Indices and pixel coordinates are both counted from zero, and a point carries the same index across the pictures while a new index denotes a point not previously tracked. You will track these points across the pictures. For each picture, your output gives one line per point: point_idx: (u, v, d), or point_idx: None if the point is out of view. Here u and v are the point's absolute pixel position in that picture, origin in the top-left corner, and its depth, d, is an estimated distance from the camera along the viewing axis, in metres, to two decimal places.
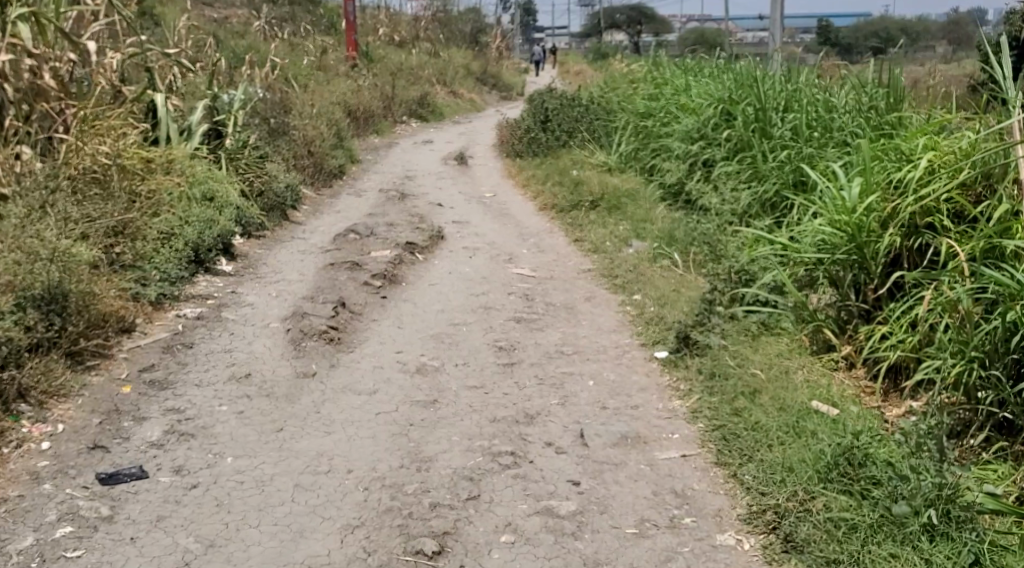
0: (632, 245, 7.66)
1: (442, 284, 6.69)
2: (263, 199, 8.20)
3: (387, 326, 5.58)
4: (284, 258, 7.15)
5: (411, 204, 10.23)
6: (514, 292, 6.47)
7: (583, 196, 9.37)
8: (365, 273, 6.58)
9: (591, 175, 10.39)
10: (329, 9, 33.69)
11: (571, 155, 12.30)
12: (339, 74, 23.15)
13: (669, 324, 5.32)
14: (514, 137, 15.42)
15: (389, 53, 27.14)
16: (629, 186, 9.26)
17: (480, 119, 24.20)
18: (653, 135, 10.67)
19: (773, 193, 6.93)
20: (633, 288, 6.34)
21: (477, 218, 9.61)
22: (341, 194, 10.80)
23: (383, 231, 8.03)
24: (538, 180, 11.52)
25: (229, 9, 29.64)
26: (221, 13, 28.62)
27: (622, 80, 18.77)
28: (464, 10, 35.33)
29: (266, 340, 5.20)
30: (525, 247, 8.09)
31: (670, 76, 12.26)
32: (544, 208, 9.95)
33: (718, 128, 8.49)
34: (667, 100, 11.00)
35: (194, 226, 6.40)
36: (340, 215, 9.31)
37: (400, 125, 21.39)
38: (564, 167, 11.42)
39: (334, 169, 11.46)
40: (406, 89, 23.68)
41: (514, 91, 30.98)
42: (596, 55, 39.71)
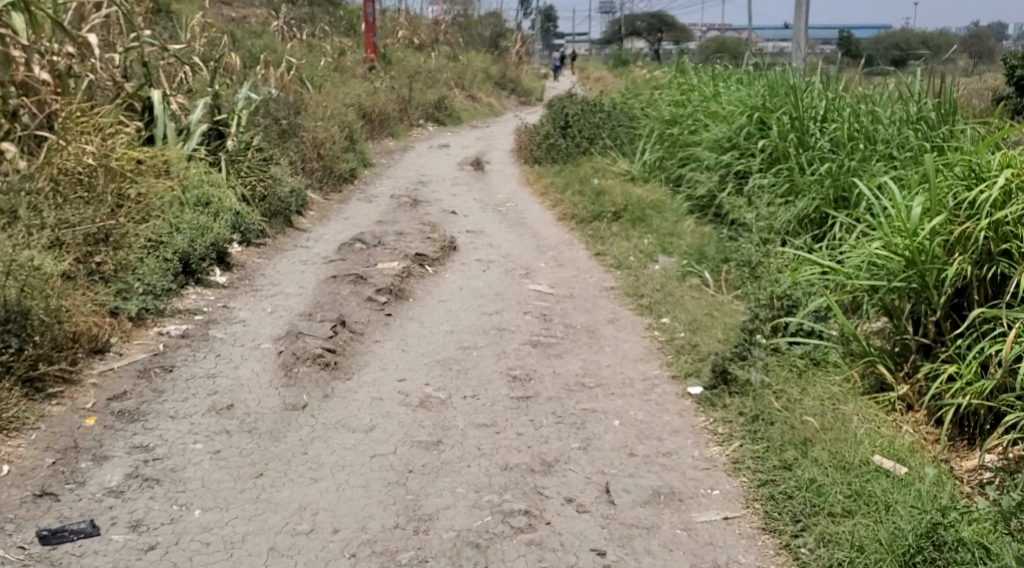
0: (658, 262, 7.12)
1: (453, 301, 6.17)
2: (265, 204, 7.71)
3: (390, 350, 5.06)
4: (284, 269, 6.65)
5: (424, 211, 9.73)
6: (530, 312, 5.95)
7: (605, 207, 8.84)
8: (369, 288, 6.07)
9: (613, 185, 9.85)
10: (349, 11, 33.31)
11: (592, 163, 11.78)
12: (356, 76, 22.72)
13: (704, 356, 4.77)
14: (533, 143, 14.90)
15: (407, 55, 26.71)
16: (654, 197, 8.71)
17: (498, 124, 23.71)
18: (680, 144, 10.10)
19: (813, 208, 6.38)
20: (661, 311, 5.80)
21: (493, 227, 9.10)
22: (350, 199, 10.31)
23: (391, 241, 7.52)
24: (557, 189, 11.00)
25: (248, 9, 29.31)
26: (239, 13, 28.28)
27: (644, 87, 18.25)
28: (485, 14, 34.89)
29: (254, 364, 4.69)
30: (543, 260, 7.57)
31: (697, 82, 11.71)
32: (563, 218, 9.43)
33: (751, 138, 7.94)
34: (694, 107, 10.43)
35: (184, 233, 5.91)
36: (348, 222, 8.81)
37: (417, 129, 20.93)
38: (584, 176, 10.89)
39: (344, 173, 10.97)
40: (423, 91, 23.22)
41: (533, 97, 30.48)
42: (617, 62, 39.19)
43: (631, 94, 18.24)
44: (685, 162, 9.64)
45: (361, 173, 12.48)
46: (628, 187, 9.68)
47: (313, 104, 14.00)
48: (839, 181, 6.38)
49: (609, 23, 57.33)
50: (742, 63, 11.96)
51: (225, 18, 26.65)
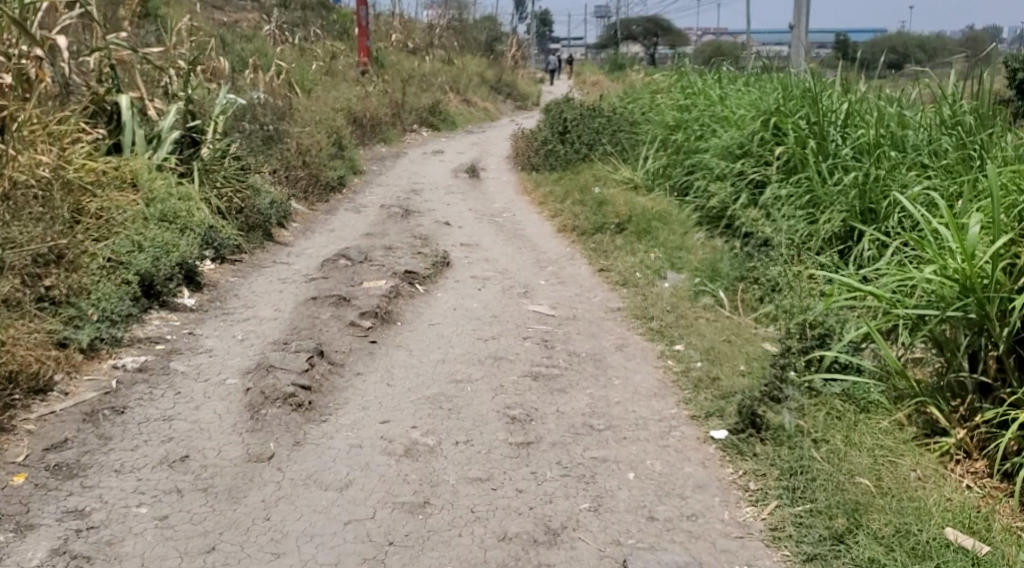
0: (667, 279, 6.58)
1: (445, 325, 5.63)
2: (242, 216, 7.17)
3: (372, 384, 4.52)
4: (260, 288, 6.10)
5: (415, 223, 9.20)
6: (529, 337, 5.41)
7: (607, 218, 8.30)
8: (353, 310, 5.53)
9: (615, 195, 9.31)
10: (342, 14, 32.76)
11: (592, 170, 11.25)
12: (348, 80, 22.18)
13: (727, 393, 4.23)
14: (530, 149, 14.37)
15: (400, 59, 26.17)
16: (660, 207, 8.18)
17: (493, 129, 23.19)
18: (684, 151, 9.57)
19: (838, 223, 5.88)
20: (673, 337, 5.26)
21: (489, 240, 8.56)
22: (337, 210, 9.76)
23: (379, 256, 6.98)
24: (555, 198, 10.47)
25: (240, 12, 28.76)
26: (230, 17, 27.72)
27: (644, 91, 17.74)
28: (480, 17, 34.39)
29: (218, 403, 4.15)
30: (542, 277, 7.03)
31: (701, 87, 11.20)
32: (563, 229, 8.90)
33: (764, 144, 7.42)
34: (698, 111, 9.90)
35: (147, 252, 5.36)
36: (334, 235, 8.26)
37: (410, 134, 20.39)
38: (584, 184, 10.37)
39: (332, 181, 10.43)
40: (417, 96, 22.68)
41: (529, 101, 29.97)
42: (613, 66, 38.72)
43: (630, 98, 17.73)
44: (691, 169, 9.12)
45: (351, 181, 11.93)
46: (631, 196, 9.15)
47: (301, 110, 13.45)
48: (867, 192, 5.87)
49: (605, 26, 56.89)
50: (748, 66, 11.45)
51: (215, 21, 26.08)
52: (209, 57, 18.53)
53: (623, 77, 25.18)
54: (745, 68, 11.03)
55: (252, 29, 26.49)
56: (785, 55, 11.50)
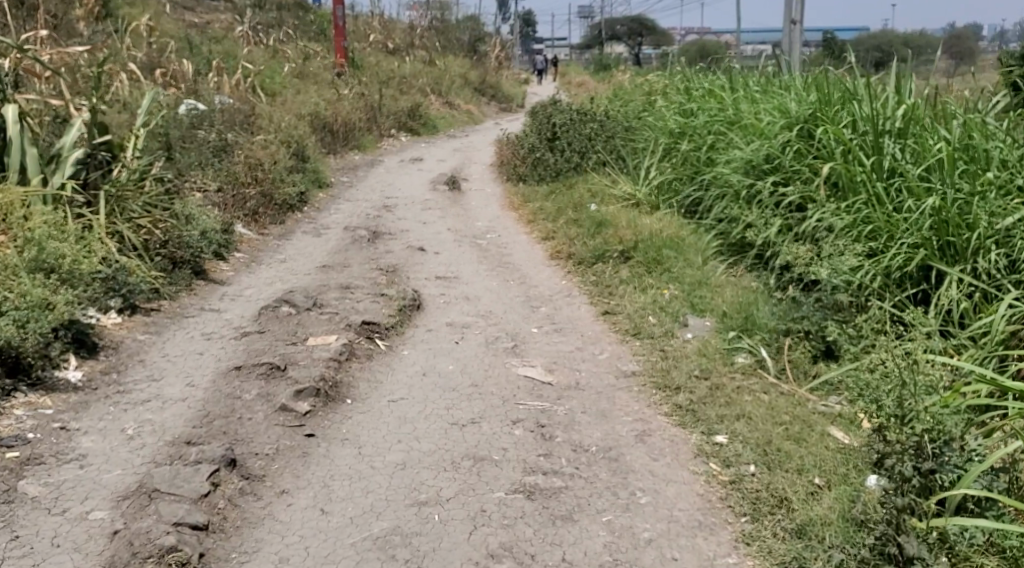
0: (687, 327, 5.30)
1: (410, 401, 4.34)
2: (164, 253, 5.88)
3: (302, 510, 3.23)
4: (175, 352, 4.80)
5: (385, 248, 7.92)
6: (520, 420, 4.10)
7: (609, 243, 7.05)
8: (288, 385, 4.24)
9: (618, 214, 8.09)
10: (318, 15, 31.42)
11: (587, 182, 10.02)
12: (322, 83, 20.86)
13: (807, 540, 3.00)
14: (516, 157, 13.12)
15: (379, 60, 24.85)
16: (672, 232, 6.94)
17: (476, 133, 21.91)
18: (695, 162, 8.37)
19: (915, 264, 4.70)
20: (710, 421, 3.99)
21: (470, 269, 7.30)
22: (294, 233, 8.43)
23: (333, 299, 5.69)
24: (545, 216, 9.22)
25: (212, 13, 27.36)
26: (202, 18, 26.32)
27: (638, 91, 16.54)
28: (462, 16, 33.10)
29: (67, 559, 2.88)
30: (533, 323, 5.76)
31: (708, 87, 9.99)
32: (556, 255, 7.65)
33: (795, 155, 6.17)
34: (706, 115, 8.71)
35: (10, 318, 4.05)
36: (285, 268, 6.96)
37: (387, 140, 19.08)
38: (578, 201, 9.14)
39: (290, 199, 9.12)
40: (396, 99, 21.38)
41: (513, 103, 28.71)
42: (599, 66, 37.49)
43: (622, 100, 16.50)
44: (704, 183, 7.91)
45: (315, 198, 10.63)
46: (637, 217, 7.92)
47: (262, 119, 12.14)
48: (946, 222, 4.68)
49: (589, 27, 55.83)
50: (757, 66, 10.26)
51: (182, 22, 24.69)
52: (169, 60, 17.18)
53: (611, 76, 23.96)
54: (756, 66, 9.83)
55: (222, 30, 25.11)
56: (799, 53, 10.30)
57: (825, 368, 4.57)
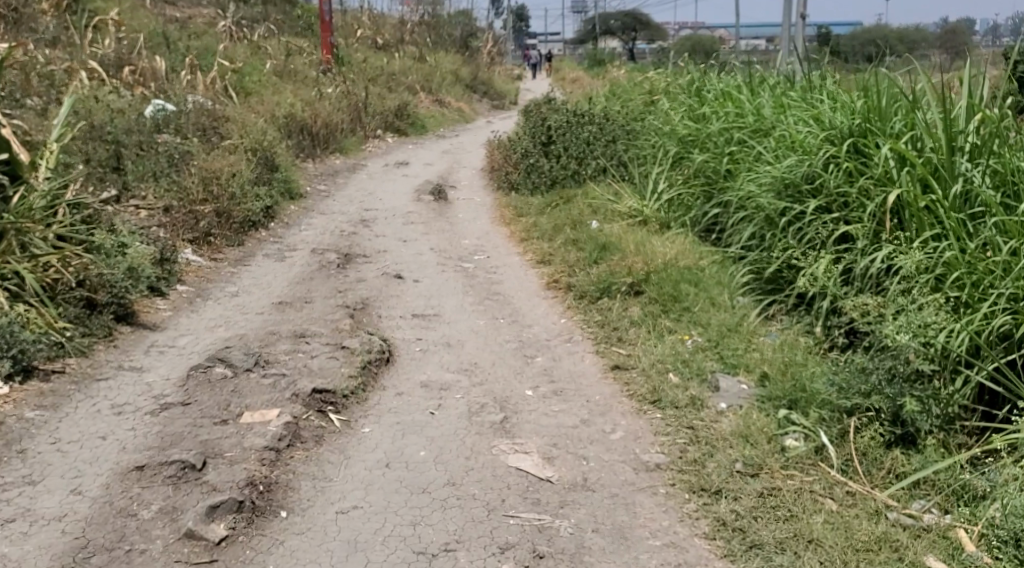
0: (719, 395, 4.27)
1: (365, 511, 3.28)
2: (82, 293, 4.87)
3: None
4: (69, 435, 3.78)
5: (357, 276, 6.90)
6: (516, 546, 3.08)
7: (616, 273, 6.03)
8: (201, 497, 3.22)
9: (624, 236, 7.07)
10: (305, 9, 30.28)
11: (587, 195, 9.03)
12: (305, 81, 19.79)
13: None
14: (508, 163, 12.08)
15: (366, 57, 23.76)
16: (691, 264, 5.94)
17: (466, 133, 20.84)
18: (714, 177, 7.38)
19: (1014, 325, 3.70)
20: (766, 553, 3.02)
21: (453, 303, 6.28)
22: (254, 257, 7.38)
23: (282, 353, 4.66)
24: (540, 234, 8.20)
25: (195, 7, 26.24)
26: (185, 13, 25.21)
27: (639, 89, 15.54)
28: (454, 11, 31.94)
29: None
30: (528, 380, 4.75)
31: (721, 89, 8.99)
32: (554, 284, 6.64)
33: (842, 174, 5.17)
34: (724, 123, 7.73)
35: None
36: (235, 305, 5.91)
37: (372, 142, 18.02)
38: (577, 217, 8.14)
39: (252, 216, 8.07)
40: (383, 97, 20.33)
41: (506, 101, 27.60)
42: (594, 62, 36.35)
43: (622, 99, 15.47)
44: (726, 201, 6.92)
45: (284, 212, 9.58)
46: (649, 239, 6.91)
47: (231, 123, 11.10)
48: None
49: (583, 21, 54.81)
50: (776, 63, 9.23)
51: (161, 16, 23.60)
52: (140, 57, 16.12)
53: (609, 72, 22.86)
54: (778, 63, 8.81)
55: (202, 25, 24.02)
56: (824, 50, 9.27)
57: (904, 458, 3.56)
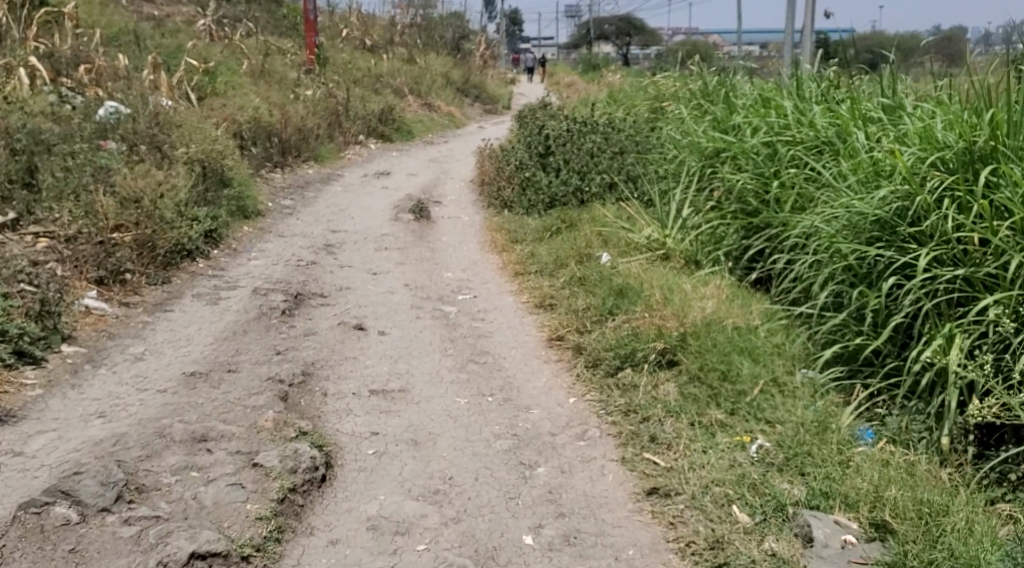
0: (812, 556, 2.84)
1: None
2: None
3: None
4: None
5: (304, 327, 5.43)
6: None
7: (642, 333, 4.58)
8: None
9: (647, 279, 5.63)
10: (291, 7, 28.73)
11: (592, 219, 7.62)
12: (283, 82, 18.30)
13: None
14: (500, 178, 10.69)
15: (352, 57, 22.29)
16: (745, 330, 4.50)
17: (456, 139, 19.40)
18: (760, 203, 5.98)
19: None
20: None
21: (427, 368, 4.82)
22: (178, 299, 5.91)
23: (164, 477, 3.20)
24: (539, 266, 6.76)
25: (174, 5, 24.75)
26: (163, 11, 23.68)
27: (645, 94, 14.18)
28: (446, 12, 30.43)
29: None
30: (524, 508, 3.28)
31: (751, 96, 7.63)
32: (554, 340, 5.20)
33: (961, 216, 3.80)
34: (764, 136, 6.34)
35: None
36: (132, 376, 4.45)
37: (353, 148, 16.57)
38: (583, 244, 6.71)
39: (184, 245, 6.63)
40: (367, 100, 18.88)
41: (498, 105, 26.17)
42: (590, 66, 35.00)
43: (625, 104, 14.10)
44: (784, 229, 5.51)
45: (233, 235, 8.11)
46: (681, 285, 5.49)
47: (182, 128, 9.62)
48: None
49: (577, 26, 53.49)
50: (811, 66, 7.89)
51: (135, 14, 22.10)
52: (99, 56, 14.61)
53: (606, 75, 21.49)
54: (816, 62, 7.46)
55: (178, 23, 22.48)
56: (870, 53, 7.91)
57: None
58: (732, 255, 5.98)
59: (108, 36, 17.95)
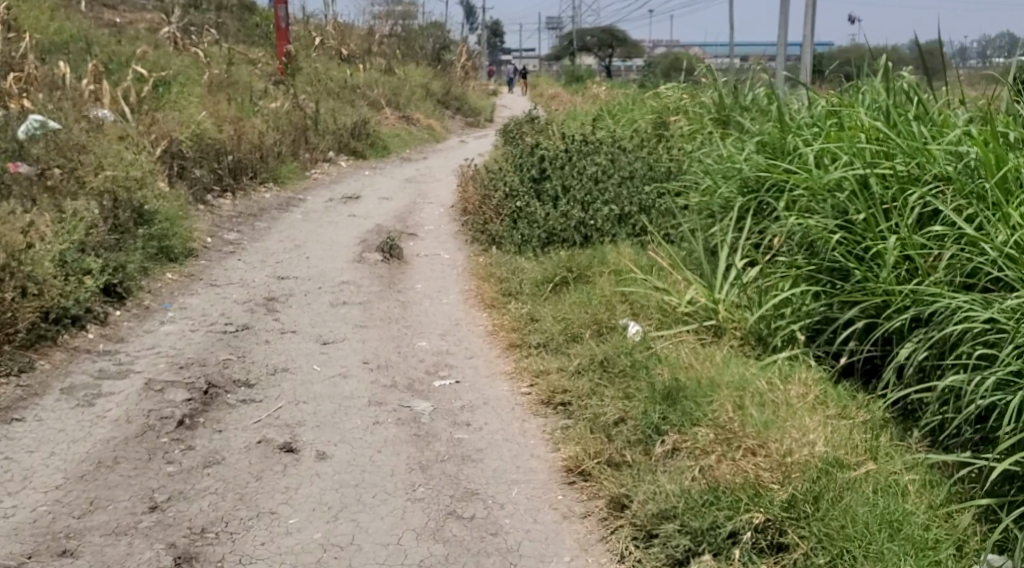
0: None
1: None
2: None
3: None
4: None
5: (204, 450, 3.74)
6: None
7: (723, 493, 2.96)
8: None
9: (704, 373, 3.96)
10: (265, 13, 26.92)
11: (604, 270, 5.99)
12: (247, 93, 16.56)
13: None
14: (485, 208, 9.04)
15: (325, 67, 20.60)
16: (894, 494, 2.92)
17: (435, 155, 17.71)
18: (850, 259, 4.39)
19: None
20: None
21: (380, 532, 3.14)
22: (35, 399, 4.23)
23: None
24: (542, 335, 5.09)
25: (138, 12, 23.02)
26: (125, 17, 21.94)
27: (647, 105, 12.54)
28: (426, 22, 28.69)
29: None
30: None
31: (810, 117, 6.02)
32: (575, 473, 3.52)
33: None
34: (848, 166, 4.74)
35: None
36: None
37: (321, 166, 14.87)
38: (599, 309, 5.05)
39: (60, 313, 5.03)
40: (338, 112, 17.19)
41: (481, 117, 24.50)
42: (574, 78, 33.47)
43: (626, 118, 12.46)
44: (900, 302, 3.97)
45: (147, 287, 6.42)
46: (754, 386, 3.82)
47: (100, 148, 7.92)
48: None
49: (559, 37, 52.03)
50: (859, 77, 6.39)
51: (91, 19, 20.34)
52: (33, 63, 12.87)
53: (591, 86, 19.84)
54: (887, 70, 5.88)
55: (139, 28, 20.68)
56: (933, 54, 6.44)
57: None
58: (814, 329, 4.39)
59: (53, 42, 16.20)
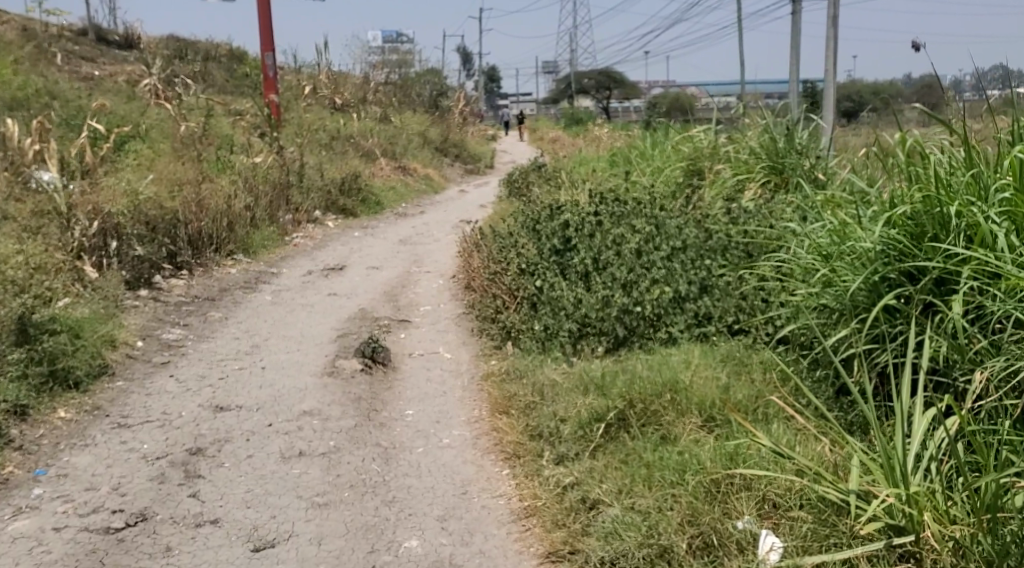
0: None
1: None
2: None
3: None
4: None
5: None
6: None
7: None
8: None
9: None
10: (255, 61, 25.20)
11: (680, 407, 4.04)
12: (222, 148, 14.74)
13: None
14: (492, 286, 7.05)
15: (313, 116, 18.84)
16: None
17: (432, 209, 15.84)
18: None
19: None
20: None
21: None
22: None
23: None
24: (605, 543, 3.11)
25: (117, 64, 21.35)
26: (102, 69, 20.28)
27: (677, 146, 10.63)
28: (423, 68, 26.99)
29: None
30: None
31: (976, 175, 4.13)
32: None
33: None
34: None
35: None
36: None
37: (303, 229, 13.00)
38: (700, 500, 3.14)
39: None
40: (326, 165, 15.36)
41: (482, 165, 22.68)
42: (577, 121, 31.76)
43: (654, 163, 10.57)
44: None
45: (21, 439, 4.51)
46: None
47: None
48: None
49: (557, 82, 50.58)
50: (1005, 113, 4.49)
51: (61, 70, 18.63)
52: None
53: (599, 127, 17.97)
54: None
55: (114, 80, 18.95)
56: None
57: None
58: None
59: (8, 96, 14.43)
